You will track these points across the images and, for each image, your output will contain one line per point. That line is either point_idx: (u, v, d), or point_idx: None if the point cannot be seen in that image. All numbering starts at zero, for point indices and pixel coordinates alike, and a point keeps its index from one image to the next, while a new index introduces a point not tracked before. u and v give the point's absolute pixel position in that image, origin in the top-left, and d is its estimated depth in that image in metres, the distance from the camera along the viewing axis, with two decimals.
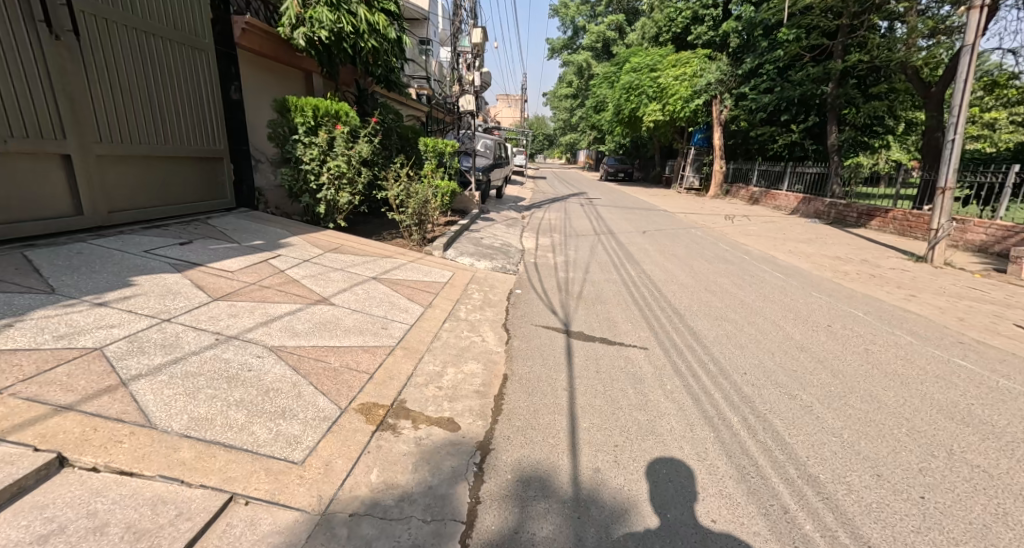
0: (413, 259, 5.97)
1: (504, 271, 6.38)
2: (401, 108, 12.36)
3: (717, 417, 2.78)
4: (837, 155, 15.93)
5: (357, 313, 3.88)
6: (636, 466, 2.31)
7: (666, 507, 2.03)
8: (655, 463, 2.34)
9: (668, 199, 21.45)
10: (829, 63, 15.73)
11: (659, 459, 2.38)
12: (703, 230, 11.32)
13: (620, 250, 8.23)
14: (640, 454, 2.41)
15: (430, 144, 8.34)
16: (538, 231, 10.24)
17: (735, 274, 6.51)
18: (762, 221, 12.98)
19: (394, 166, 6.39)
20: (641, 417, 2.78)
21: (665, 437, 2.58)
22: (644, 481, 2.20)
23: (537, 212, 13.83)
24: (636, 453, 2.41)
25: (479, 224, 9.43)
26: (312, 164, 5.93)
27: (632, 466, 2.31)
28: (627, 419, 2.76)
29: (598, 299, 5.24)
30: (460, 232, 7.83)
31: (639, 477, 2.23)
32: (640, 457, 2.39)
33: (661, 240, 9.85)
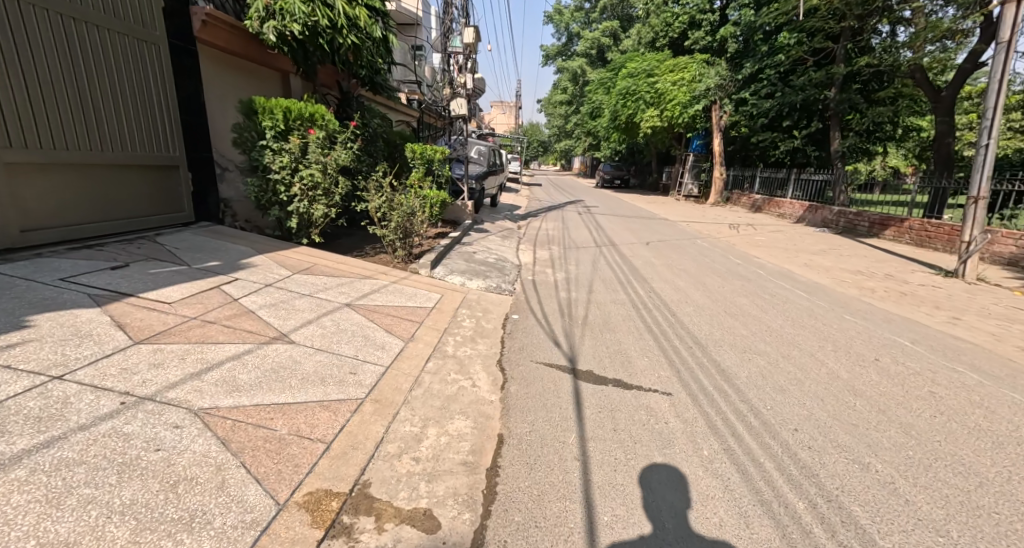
0: (397, 279, 5.32)
1: (499, 291, 5.74)
2: (390, 113, 11.78)
3: (783, 513, 2.09)
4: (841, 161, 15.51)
5: (322, 353, 3.21)
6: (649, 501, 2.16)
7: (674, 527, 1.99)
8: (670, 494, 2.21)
9: (667, 206, 20.95)
10: (831, 68, 15.35)
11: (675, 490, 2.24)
12: (709, 241, 10.75)
13: (624, 265, 7.62)
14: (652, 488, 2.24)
15: (417, 148, 7.65)
16: (535, 243, 9.64)
17: (755, 293, 5.91)
18: (768, 230, 12.46)
19: (376, 174, 5.74)
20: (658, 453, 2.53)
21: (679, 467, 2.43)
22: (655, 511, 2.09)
23: (534, 222, 13.23)
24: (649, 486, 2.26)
25: (473, 237, 8.79)
26: (282, 174, 5.27)
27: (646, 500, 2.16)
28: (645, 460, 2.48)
29: (606, 327, 4.61)
30: (450, 246, 7.18)
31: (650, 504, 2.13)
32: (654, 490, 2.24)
33: (666, 252, 9.27)
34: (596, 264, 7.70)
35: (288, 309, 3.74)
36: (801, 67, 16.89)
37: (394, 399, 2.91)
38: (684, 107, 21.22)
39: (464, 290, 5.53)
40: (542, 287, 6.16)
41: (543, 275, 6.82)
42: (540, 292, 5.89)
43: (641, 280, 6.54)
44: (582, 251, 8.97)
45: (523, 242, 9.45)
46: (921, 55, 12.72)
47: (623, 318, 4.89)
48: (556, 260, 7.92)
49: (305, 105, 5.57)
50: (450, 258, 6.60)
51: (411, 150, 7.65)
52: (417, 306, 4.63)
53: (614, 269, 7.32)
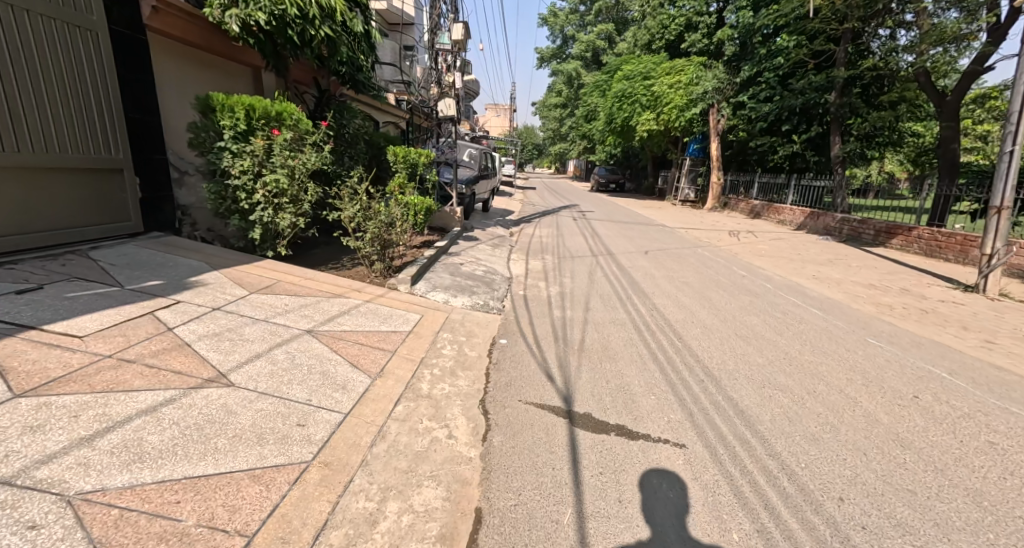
0: (372, 297, 4.79)
1: (485, 310, 5.21)
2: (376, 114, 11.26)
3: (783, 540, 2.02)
4: (842, 166, 15.20)
5: (266, 399, 2.65)
6: (644, 502, 2.24)
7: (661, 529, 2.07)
8: (666, 491, 2.32)
9: (664, 212, 20.54)
10: (832, 71, 15.08)
11: (671, 489, 2.34)
12: (710, 250, 10.29)
13: (623, 278, 7.11)
14: (647, 488, 2.34)
15: (399, 151, 7.03)
16: (528, 252, 9.12)
17: (765, 312, 5.44)
18: (770, 238, 12.07)
19: (350, 180, 5.21)
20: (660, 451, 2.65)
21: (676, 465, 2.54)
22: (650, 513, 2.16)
23: (527, 228, 12.73)
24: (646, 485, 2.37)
25: (461, 247, 8.25)
26: (242, 179, 4.72)
27: (640, 503, 2.24)
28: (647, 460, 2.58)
29: (605, 355, 4.09)
30: (435, 257, 6.64)
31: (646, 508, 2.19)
32: (650, 488, 2.34)
33: (667, 262, 8.79)
34: (593, 277, 7.19)
35: (235, 340, 3.18)
36: (800, 70, 16.59)
37: (348, 460, 2.37)
38: (681, 110, 20.85)
39: (447, 309, 5.00)
40: (534, 304, 5.64)
41: (535, 290, 6.30)
42: (532, 310, 5.36)
43: (642, 297, 6.04)
44: (578, 262, 8.46)
45: (515, 252, 8.92)
46: (925, 58, 12.42)
47: (624, 343, 4.38)
48: (551, 272, 7.41)
49: (270, 103, 5.02)
50: (434, 271, 6.06)
51: (393, 153, 7.05)
52: (392, 330, 4.09)
53: (612, 283, 6.81)
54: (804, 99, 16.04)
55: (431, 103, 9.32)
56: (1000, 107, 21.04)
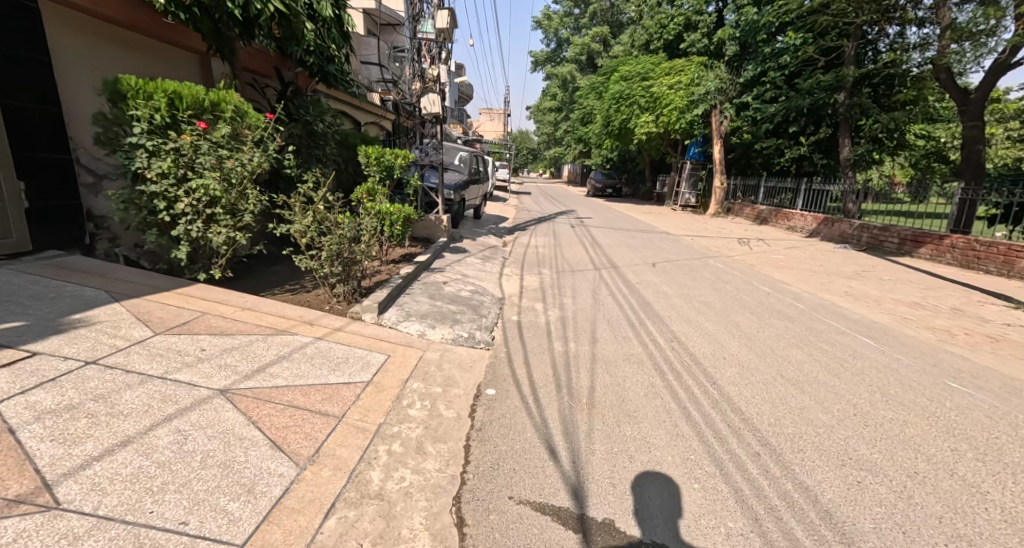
0: (325, 333, 3.82)
1: (467, 344, 4.26)
2: (356, 113, 10.35)
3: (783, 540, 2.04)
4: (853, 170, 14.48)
5: (107, 531, 1.65)
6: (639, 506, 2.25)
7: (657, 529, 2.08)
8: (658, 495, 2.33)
9: (666, 217, 19.76)
10: (841, 70, 14.47)
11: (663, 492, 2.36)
12: (722, 261, 9.45)
13: (632, 298, 6.20)
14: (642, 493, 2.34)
15: (372, 151, 6.01)
16: (524, 265, 8.21)
17: (808, 343, 4.56)
18: (783, 247, 11.29)
19: (304, 186, 4.29)
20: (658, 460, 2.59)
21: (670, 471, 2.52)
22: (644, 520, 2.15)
23: (522, 237, 11.85)
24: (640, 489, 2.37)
25: (447, 260, 7.31)
26: (161, 185, 3.72)
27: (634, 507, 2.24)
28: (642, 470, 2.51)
29: (621, 412, 3.17)
30: (412, 277, 5.69)
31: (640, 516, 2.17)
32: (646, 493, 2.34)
33: (678, 275, 7.93)
34: (596, 296, 6.29)
35: (100, 413, 2.20)
36: (807, 69, 15.95)
37: None
38: (681, 112, 20.13)
39: (420, 346, 4.04)
40: (529, 334, 4.71)
41: (531, 314, 5.37)
42: (526, 344, 4.42)
43: (657, 324, 5.13)
44: (579, 277, 7.57)
45: (509, 266, 7.99)
46: (944, 55, 11.74)
47: (644, 394, 3.46)
48: (551, 290, 6.51)
49: (201, 91, 4.06)
50: (410, 294, 5.11)
51: (364, 154, 6.03)
52: (341, 383, 3.11)
53: (620, 304, 5.90)
54: (812, 99, 15.40)
55: (413, 99, 8.41)
56: (1002, 110, 20.56)
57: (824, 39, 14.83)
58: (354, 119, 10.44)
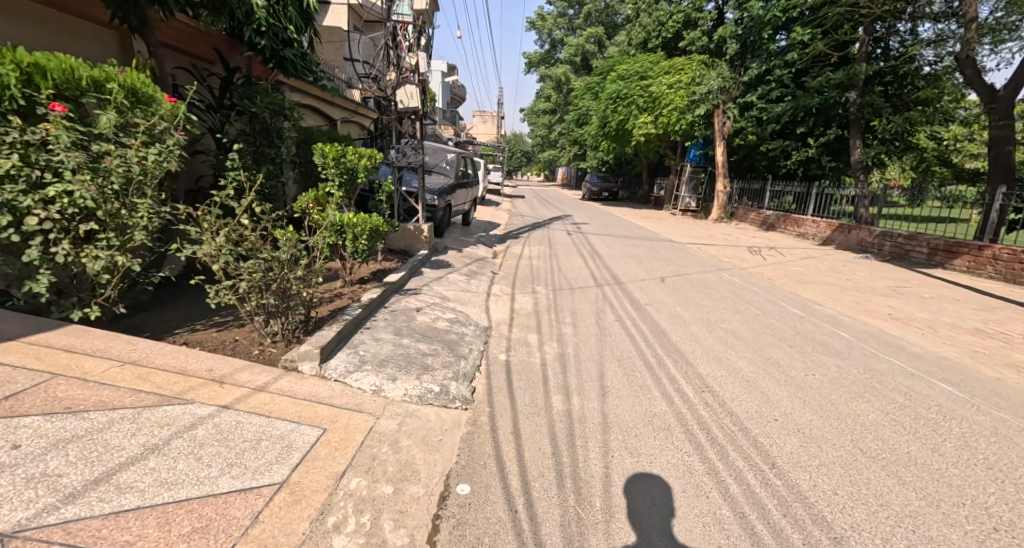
0: (239, 397, 2.76)
1: (436, 403, 3.23)
2: (330, 110, 9.36)
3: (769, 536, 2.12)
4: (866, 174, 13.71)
5: None
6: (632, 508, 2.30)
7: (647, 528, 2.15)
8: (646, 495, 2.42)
9: (667, 223, 18.88)
10: (852, 68, 13.85)
11: (650, 491, 2.45)
12: (738, 275, 8.53)
13: (645, 327, 5.21)
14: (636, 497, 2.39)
15: (328, 147, 4.91)
16: (517, 282, 7.20)
17: (878, 394, 3.57)
18: (800, 257, 10.43)
19: (221, 193, 3.26)
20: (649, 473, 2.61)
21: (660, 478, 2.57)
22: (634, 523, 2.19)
23: (515, 246, 10.89)
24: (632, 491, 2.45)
25: (426, 278, 6.29)
26: (4, 190, 2.62)
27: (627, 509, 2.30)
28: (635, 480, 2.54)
29: (657, 529, 2.15)
30: (377, 303, 4.69)
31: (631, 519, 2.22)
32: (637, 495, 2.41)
33: (691, 293, 6.96)
34: (600, 324, 5.28)
35: None
36: (815, 67, 15.25)
37: None
38: (681, 112, 19.41)
39: (371, 411, 2.99)
40: (521, 383, 3.68)
41: (523, 353, 4.35)
42: (516, 400, 3.39)
43: (680, 365, 4.15)
44: (580, 296, 6.58)
45: (498, 284, 6.96)
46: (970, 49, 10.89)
47: (683, 493, 2.43)
48: (548, 316, 5.50)
49: (78, 65, 3.02)
50: (371, 330, 4.07)
51: (319, 153, 4.94)
52: (234, 493, 2.04)
53: (630, 336, 4.91)
54: (822, 98, 14.71)
55: (387, 91, 7.35)
56: None
57: (835, 34, 14.12)
58: (328, 115, 9.46)
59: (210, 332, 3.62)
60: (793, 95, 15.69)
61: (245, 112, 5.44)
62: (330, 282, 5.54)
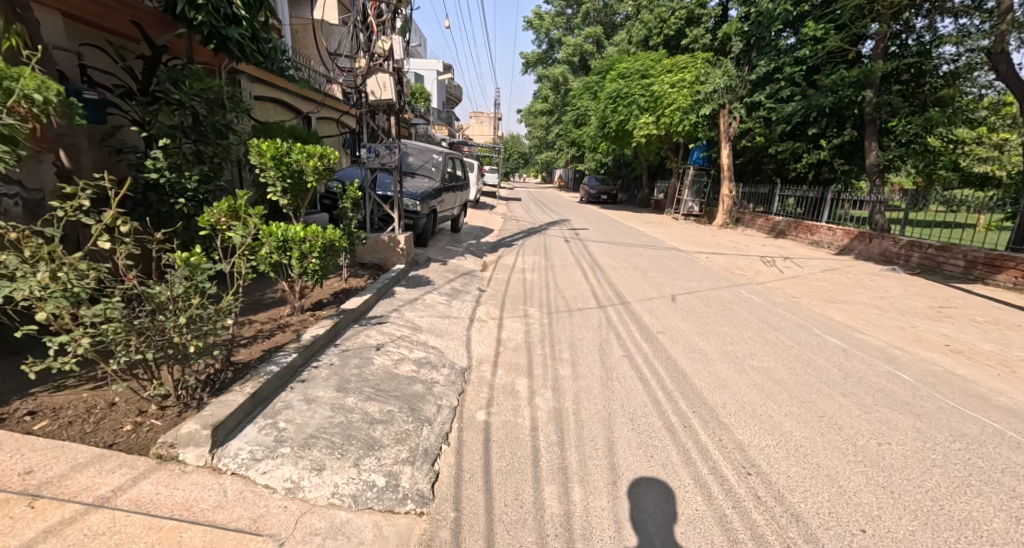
0: (51, 528, 1.76)
1: (378, 507, 2.25)
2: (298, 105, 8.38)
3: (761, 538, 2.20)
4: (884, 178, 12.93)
5: None
6: (635, 512, 2.37)
7: (648, 531, 2.23)
8: (650, 500, 2.46)
9: (670, 228, 17.96)
10: (867, 66, 13.06)
11: (651, 492, 2.53)
12: (756, 291, 7.65)
13: (661, 369, 4.25)
14: (637, 500, 2.46)
15: (266, 144, 3.94)
16: (508, 303, 6.25)
17: (993, 485, 2.59)
18: (820, 269, 9.54)
19: (70, 206, 2.27)
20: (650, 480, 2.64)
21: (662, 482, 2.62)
22: (637, 531, 2.23)
23: (508, 257, 9.97)
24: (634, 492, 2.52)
25: (397, 301, 5.35)
26: None
27: (630, 512, 2.37)
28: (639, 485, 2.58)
29: (658, 532, 2.23)
30: (321, 344, 3.71)
31: (634, 527, 2.25)
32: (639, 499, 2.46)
33: (709, 317, 6.02)
34: (606, 364, 4.32)
35: None
36: (828, 64, 14.45)
37: None
38: (685, 112, 18.50)
39: (273, 530, 1.99)
40: (503, 466, 2.69)
41: (510, 411, 3.36)
42: (493, 498, 2.41)
43: (713, 432, 3.18)
44: (581, 321, 5.63)
45: (485, 306, 6.01)
46: (1002, 44, 10.07)
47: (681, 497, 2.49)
48: (543, 352, 4.54)
49: None
50: (308, 385, 3.08)
51: (256, 151, 3.97)
52: None
53: (644, 383, 3.95)
54: (836, 98, 13.87)
55: (357, 81, 6.39)
56: None
57: (844, 30, 13.42)
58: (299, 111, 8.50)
59: (79, 391, 2.72)
60: (804, 94, 14.84)
61: (168, 100, 4.43)
62: (277, 311, 4.58)
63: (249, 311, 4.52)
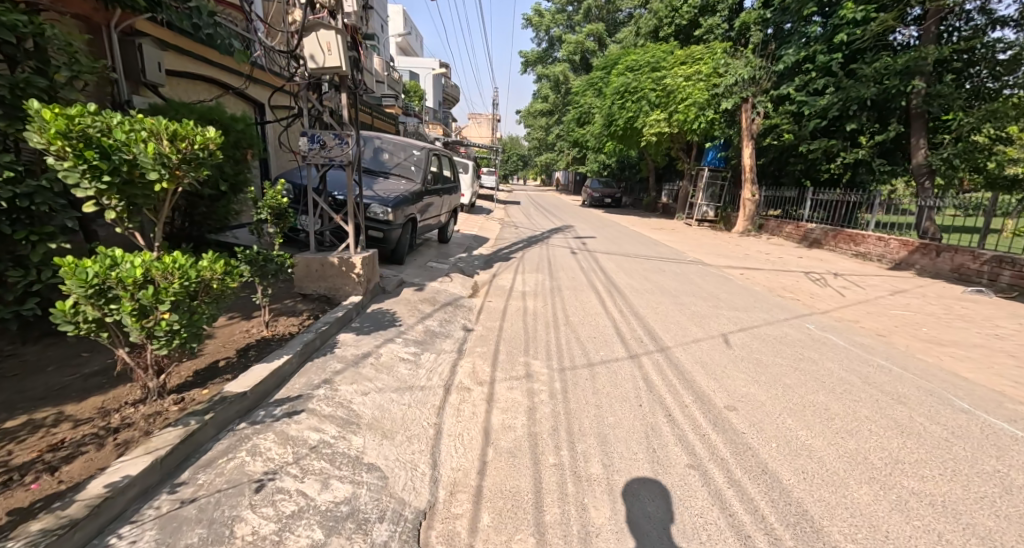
0: None
1: None
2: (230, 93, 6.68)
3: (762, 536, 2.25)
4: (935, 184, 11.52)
5: None
6: (630, 509, 2.41)
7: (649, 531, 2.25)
8: (646, 502, 2.47)
9: (685, 236, 16.26)
10: (917, 52, 11.43)
11: (645, 491, 2.57)
12: (825, 325, 5.91)
13: (767, 507, 2.45)
14: (633, 499, 2.50)
15: (57, 111, 2.15)
16: (504, 357, 4.47)
17: None
18: (889, 291, 7.80)
19: None
20: (651, 486, 2.60)
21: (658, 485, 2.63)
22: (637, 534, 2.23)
23: (504, 275, 8.24)
24: (630, 493, 2.54)
25: (336, 364, 3.56)
26: None
27: (626, 509, 2.41)
28: (639, 492, 2.55)
29: (655, 532, 2.25)
30: (135, 497, 1.91)
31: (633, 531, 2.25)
32: (635, 498, 2.50)
33: (788, 374, 4.24)
34: (669, 495, 2.54)
35: None
36: (869, 50, 12.89)
37: None
38: (700, 108, 16.98)
39: None
40: None
41: None
42: None
43: None
44: (610, 390, 3.86)
45: (472, 362, 4.23)
46: None
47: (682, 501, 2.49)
48: (559, 467, 2.75)
49: None
50: None
51: (40, 124, 2.18)
52: None
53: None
54: (880, 89, 12.28)
55: (292, 44, 4.63)
56: None
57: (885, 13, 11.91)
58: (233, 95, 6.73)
59: None
60: (839, 85, 13.20)
61: None
62: (119, 395, 2.77)
63: (73, 395, 2.74)
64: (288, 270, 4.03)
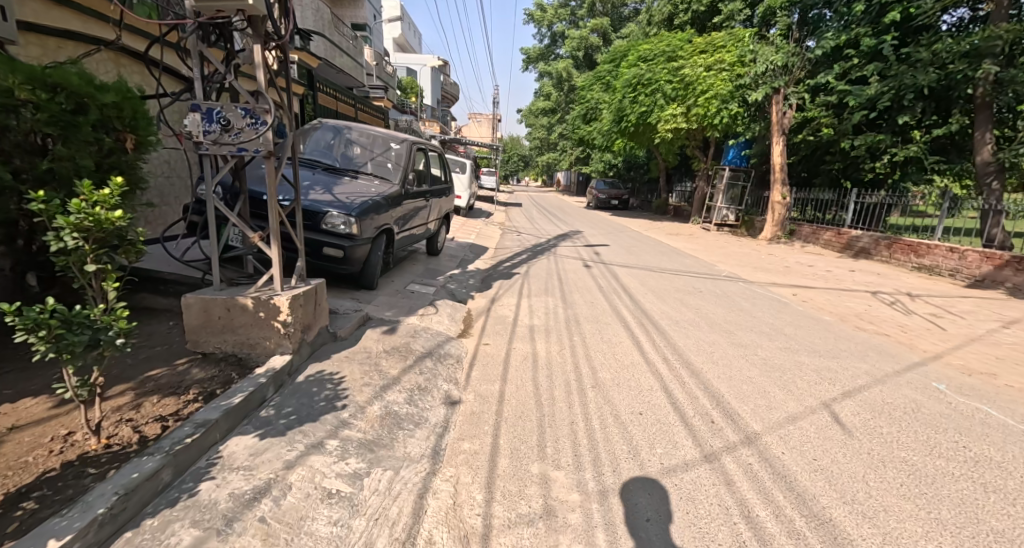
0: None
1: None
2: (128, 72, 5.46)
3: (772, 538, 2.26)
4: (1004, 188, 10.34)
5: None
6: (628, 509, 2.44)
7: (645, 530, 2.28)
8: (644, 503, 2.49)
9: (708, 243, 14.56)
10: (989, 29, 9.78)
11: (638, 491, 2.60)
12: (959, 382, 4.22)
13: None
14: (630, 501, 2.51)
15: None
16: (506, 468, 2.75)
17: None
18: (1003, 323, 6.08)
19: None
20: (646, 489, 2.61)
21: (654, 489, 2.62)
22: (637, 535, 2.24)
23: (506, 300, 6.56)
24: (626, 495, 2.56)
25: (182, 535, 1.85)
26: None
27: (624, 510, 2.43)
28: (636, 496, 2.55)
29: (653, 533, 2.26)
30: None
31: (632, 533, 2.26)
32: (631, 499, 2.52)
33: (983, 502, 2.52)
34: None
35: None
36: (925, 32, 11.29)
37: None
38: (723, 101, 15.41)
39: None
40: None
41: None
42: None
43: None
44: (656, 492, 2.60)
45: (455, 489, 2.50)
46: None
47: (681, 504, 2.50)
48: None
49: None
50: None
51: None
52: None
53: None
54: (941, 75, 10.62)
55: None
56: None
57: None
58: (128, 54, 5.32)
59: None
60: (888, 72, 11.64)
61: None
62: None
63: None
64: (125, 349, 2.26)
